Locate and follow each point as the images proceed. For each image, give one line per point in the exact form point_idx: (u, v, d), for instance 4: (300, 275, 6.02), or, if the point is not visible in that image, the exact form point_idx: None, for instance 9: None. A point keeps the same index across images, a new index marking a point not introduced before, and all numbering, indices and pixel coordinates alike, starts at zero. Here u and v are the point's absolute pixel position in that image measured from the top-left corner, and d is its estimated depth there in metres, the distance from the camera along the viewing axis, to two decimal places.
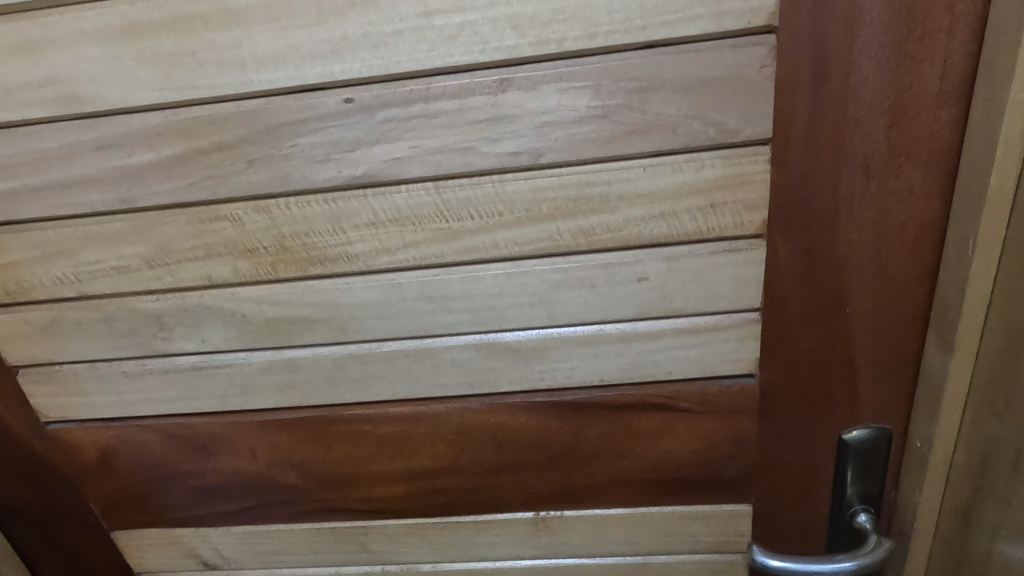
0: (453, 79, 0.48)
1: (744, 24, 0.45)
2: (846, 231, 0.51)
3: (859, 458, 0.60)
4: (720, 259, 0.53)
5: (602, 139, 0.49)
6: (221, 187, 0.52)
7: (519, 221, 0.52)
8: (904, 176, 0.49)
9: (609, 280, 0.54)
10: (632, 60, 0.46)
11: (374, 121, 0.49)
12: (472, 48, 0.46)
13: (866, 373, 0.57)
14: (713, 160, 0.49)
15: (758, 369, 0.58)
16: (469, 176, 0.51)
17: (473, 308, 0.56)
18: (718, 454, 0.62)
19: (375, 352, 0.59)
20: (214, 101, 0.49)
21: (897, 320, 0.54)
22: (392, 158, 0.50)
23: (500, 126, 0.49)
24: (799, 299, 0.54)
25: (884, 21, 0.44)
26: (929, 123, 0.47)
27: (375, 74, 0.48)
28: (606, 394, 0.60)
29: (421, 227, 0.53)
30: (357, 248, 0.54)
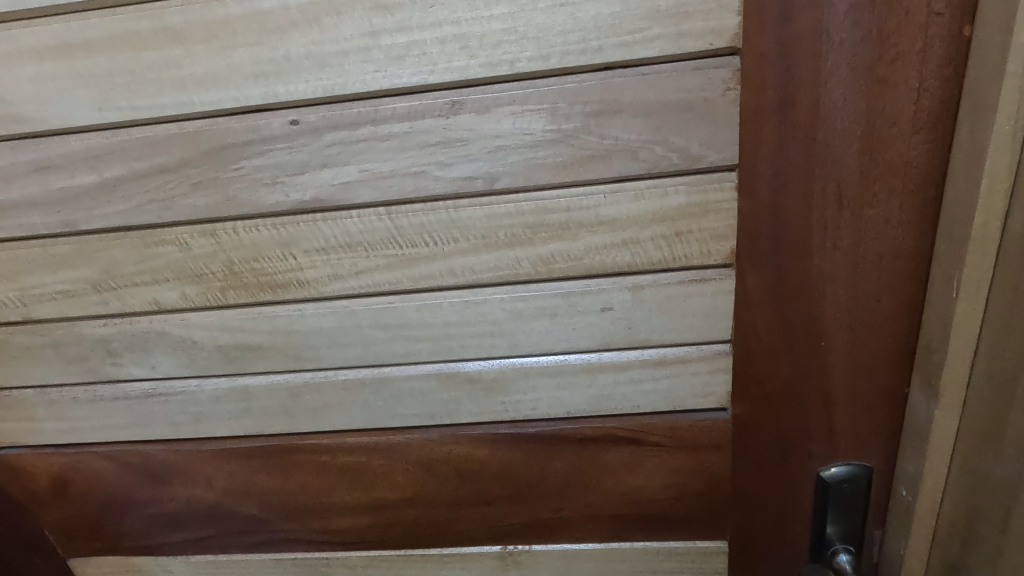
0: (401, 101, 0.45)
1: (706, 45, 0.42)
2: (820, 263, 0.48)
3: (838, 496, 0.58)
4: (687, 290, 0.50)
5: (559, 165, 0.46)
6: (165, 210, 0.50)
7: (476, 247, 0.50)
8: (879, 206, 0.46)
9: (572, 310, 0.52)
10: (589, 83, 0.44)
11: (321, 144, 0.47)
12: (421, 69, 0.44)
13: (843, 408, 0.54)
14: (677, 187, 0.47)
15: (730, 403, 0.55)
16: (422, 202, 0.49)
17: (431, 337, 0.54)
18: (691, 490, 0.59)
19: (331, 381, 0.57)
20: (157, 122, 0.47)
21: (875, 355, 0.51)
22: (341, 182, 0.48)
23: (453, 150, 0.47)
24: (771, 332, 0.51)
25: (854, 44, 0.41)
26: (903, 151, 0.44)
27: (321, 95, 0.45)
28: (572, 427, 0.57)
29: (374, 253, 0.51)
30: (310, 275, 0.52)
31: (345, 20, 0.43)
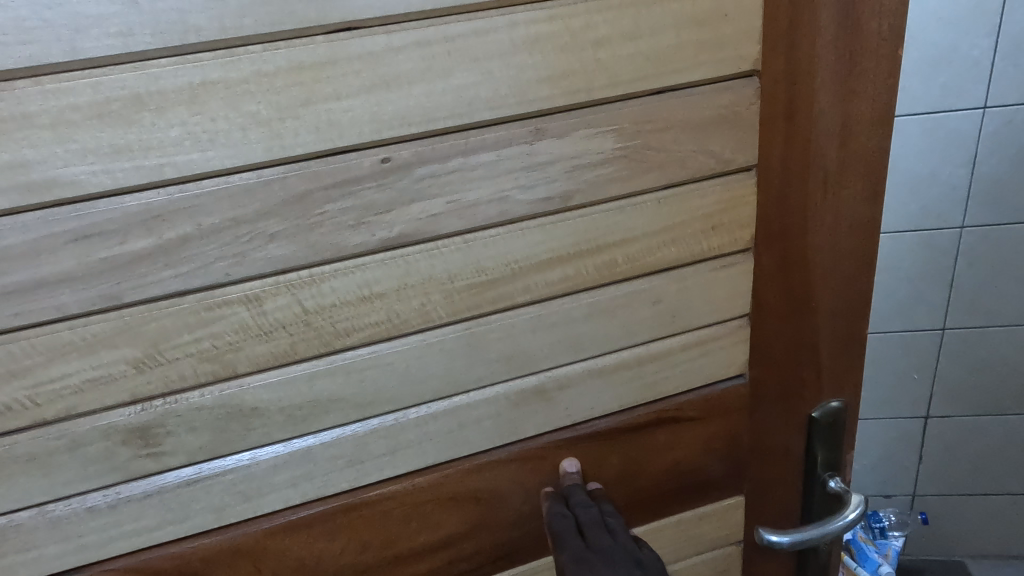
0: (491, 132, 0.48)
1: (735, 69, 0.52)
2: (813, 237, 0.60)
3: (824, 431, 0.70)
4: (717, 274, 0.59)
5: (624, 177, 0.53)
6: (235, 267, 0.47)
7: (551, 262, 0.54)
8: (851, 186, 0.59)
9: (629, 306, 0.58)
10: (649, 105, 0.51)
11: (412, 179, 0.48)
12: (510, 101, 0.48)
13: (828, 354, 0.66)
14: (713, 187, 0.56)
15: (746, 368, 0.65)
16: (502, 225, 0.52)
17: (505, 357, 0.56)
18: (717, 453, 0.69)
19: (402, 422, 0.56)
20: (233, 173, 0.45)
21: (848, 306, 0.64)
22: (428, 215, 0.49)
23: (535, 173, 0.51)
24: (779, 300, 0.62)
25: (836, 63, 0.53)
26: (866, 142, 0.57)
27: (414, 130, 0.47)
28: (625, 418, 0.63)
29: (455, 282, 0.52)
30: (387, 315, 0.52)
31: (443, 59, 0.45)
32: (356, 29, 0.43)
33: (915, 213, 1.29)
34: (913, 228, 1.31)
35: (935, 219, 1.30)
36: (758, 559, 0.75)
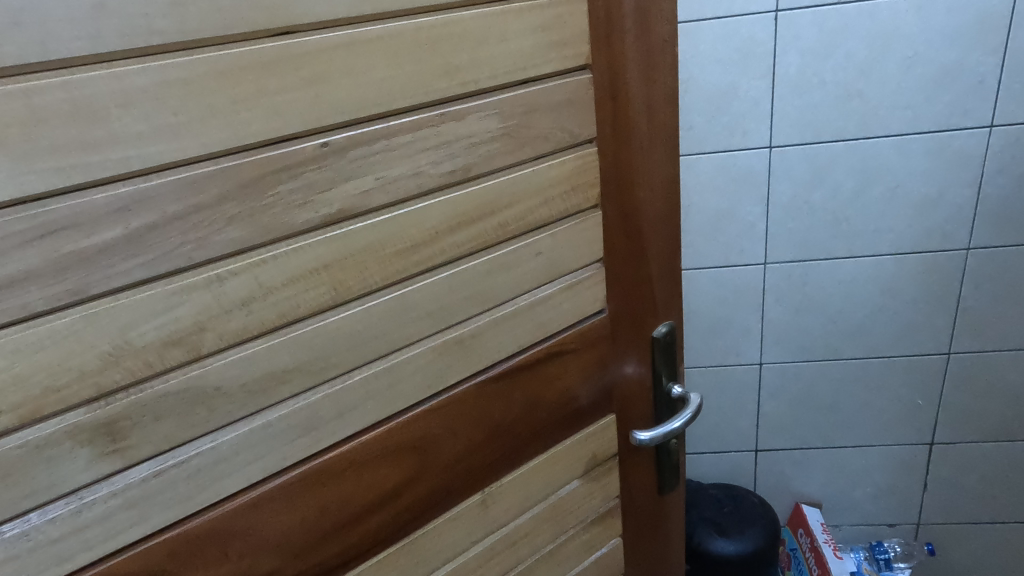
0: (407, 117, 0.58)
1: (577, 62, 0.68)
2: (639, 191, 0.78)
3: (665, 348, 0.89)
4: (578, 227, 0.75)
5: (507, 151, 0.66)
6: (197, 251, 0.51)
7: (459, 226, 0.65)
8: (659, 150, 0.78)
9: (518, 258, 0.71)
10: (519, 93, 0.65)
11: (347, 160, 0.56)
12: (421, 91, 0.58)
13: (658, 285, 0.85)
14: (569, 156, 0.71)
15: (605, 304, 0.81)
16: (419, 198, 0.61)
17: (430, 314, 0.66)
18: (593, 380, 0.84)
19: (349, 385, 0.62)
20: (194, 162, 0.49)
21: (668, 245, 0.84)
22: (360, 191, 0.58)
23: (442, 150, 0.61)
24: (621, 244, 0.79)
25: (638, 58, 0.72)
26: (665, 116, 0.77)
27: (347, 118, 0.55)
28: (525, 357, 0.75)
29: (386, 249, 0.61)
30: (333, 285, 0.58)
31: (371, 59, 0.55)
32: (296, 32, 0.51)
33: (921, 235, 1.45)
34: (917, 251, 1.47)
35: (938, 239, 1.45)
36: (631, 465, 0.93)
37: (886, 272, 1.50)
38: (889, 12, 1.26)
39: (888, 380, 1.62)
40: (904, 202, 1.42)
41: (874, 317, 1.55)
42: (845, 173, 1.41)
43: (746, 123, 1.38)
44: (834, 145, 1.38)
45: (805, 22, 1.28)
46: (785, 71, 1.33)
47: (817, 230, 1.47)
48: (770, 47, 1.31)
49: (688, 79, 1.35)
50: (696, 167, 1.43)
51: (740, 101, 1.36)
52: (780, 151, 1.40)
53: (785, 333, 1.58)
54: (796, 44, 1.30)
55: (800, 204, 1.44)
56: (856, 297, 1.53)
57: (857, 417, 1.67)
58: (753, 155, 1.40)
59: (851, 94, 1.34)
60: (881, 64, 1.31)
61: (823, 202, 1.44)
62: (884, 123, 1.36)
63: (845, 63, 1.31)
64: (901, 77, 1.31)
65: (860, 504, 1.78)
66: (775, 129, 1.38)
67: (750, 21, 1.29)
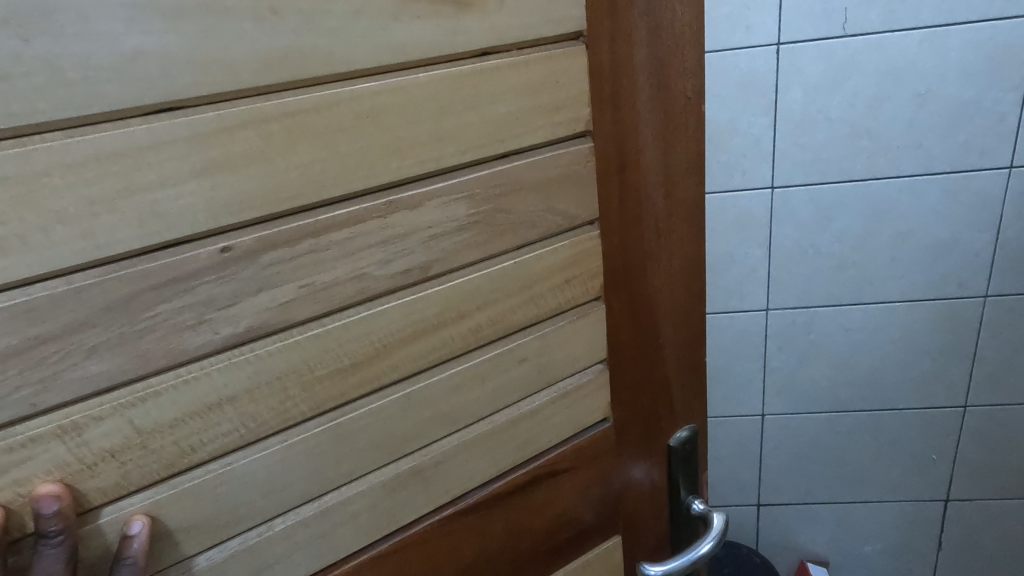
0: (341, 208, 0.44)
1: (571, 130, 0.54)
2: (652, 279, 0.64)
3: (683, 457, 0.73)
4: (573, 325, 0.61)
5: (479, 243, 0.52)
6: (42, 394, 0.38)
7: (414, 336, 0.50)
8: (678, 229, 0.64)
9: (494, 367, 0.56)
10: (497, 169, 0.51)
11: (259, 268, 0.42)
12: (361, 175, 0.44)
13: (677, 386, 0.70)
14: (563, 243, 0.57)
15: (608, 411, 0.66)
16: (360, 306, 0.47)
17: (375, 444, 0.51)
18: (593, 498, 0.69)
19: (267, 537, 0.48)
20: (33, 283, 0.36)
21: (688, 338, 0.69)
22: (278, 303, 0.43)
23: (391, 246, 0.47)
24: (630, 341, 0.65)
25: (655, 120, 0.58)
26: (686, 189, 0.62)
27: (259, 213, 0.41)
28: (504, 482, 0.61)
29: (316, 371, 0.47)
30: (240, 421, 0.45)
31: (290, 140, 0.41)
32: (182, 108, 0.37)
33: (936, 279, 1.25)
34: (931, 297, 1.27)
35: (955, 286, 1.25)
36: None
37: (898, 320, 1.30)
38: (900, 45, 1.09)
39: (903, 438, 1.40)
40: (916, 246, 1.23)
41: (885, 369, 1.34)
42: (854, 215, 1.22)
43: (746, 162, 1.20)
44: (843, 186, 1.20)
45: (810, 55, 1.11)
46: (789, 108, 1.15)
47: (824, 275, 1.27)
48: (771, 82, 1.13)
49: None
50: None
51: (741, 139, 1.18)
52: (783, 191, 1.21)
53: (787, 384, 1.38)
54: (800, 79, 1.13)
55: (806, 246, 1.25)
56: (865, 346, 1.33)
57: (867, 475, 1.45)
58: (752, 198, 1.22)
59: (859, 133, 1.16)
60: (893, 101, 1.13)
61: (829, 245, 1.25)
62: (893, 162, 1.17)
63: (851, 99, 1.13)
64: (915, 114, 1.14)
65: (873, 563, 1.54)
66: (777, 168, 1.20)
67: (754, 54, 1.12)
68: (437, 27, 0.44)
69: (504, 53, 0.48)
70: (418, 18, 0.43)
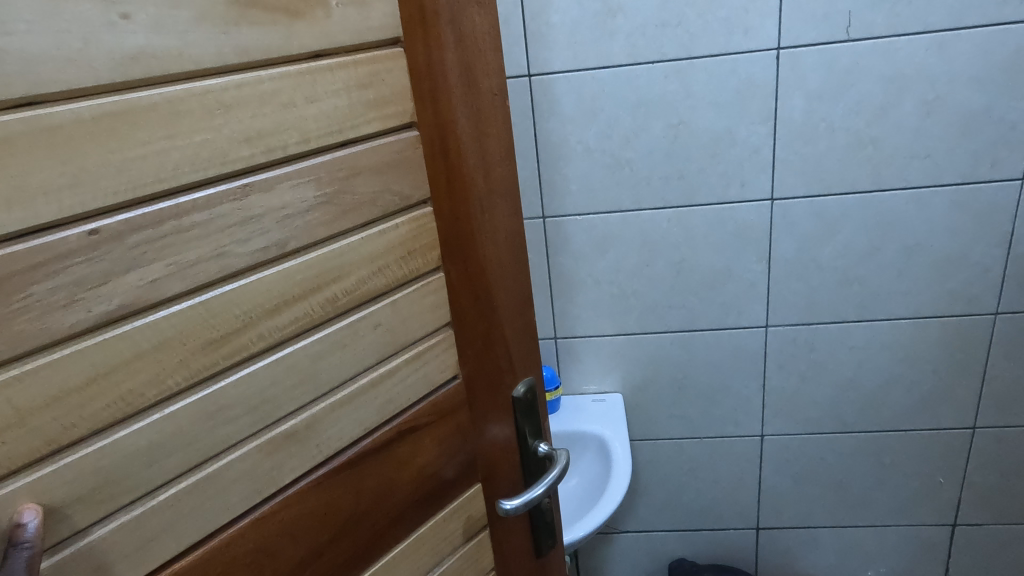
0: (199, 193, 0.45)
1: (399, 121, 0.55)
2: (484, 255, 0.65)
3: (526, 406, 0.74)
4: (418, 294, 0.60)
5: (328, 221, 0.52)
6: None
7: (279, 308, 0.51)
8: (502, 205, 0.65)
9: (354, 345, 0.56)
10: (336, 156, 0.52)
11: (127, 248, 0.43)
12: (213, 161, 0.45)
13: (518, 357, 0.72)
14: (401, 220, 0.57)
15: (459, 371, 0.66)
16: (226, 280, 0.48)
17: (250, 408, 0.51)
18: (453, 454, 0.67)
19: (153, 509, 0.47)
20: None
21: (522, 308, 0.71)
22: (147, 282, 0.44)
23: (249, 227, 0.48)
24: (471, 318, 0.65)
25: (468, 113, 0.60)
26: (503, 165, 0.64)
27: (121, 199, 0.42)
28: (371, 440, 0.59)
29: (187, 343, 0.47)
30: (120, 395, 0.44)
31: (133, 131, 0.42)
32: (42, 104, 0.38)
33: (942, 296, 1.18)
34: (938, 316, 1.20)
35: (964, 303, 1.18)
36: (501, 541, 0.76)
37: (902, 338, 1.22)
38: (906, 49, 1.04)
39: (909, 461, 1.32)
40: (924, 262, 1.16)
41: (890, 390, 1.27)
42: (857, 229, 1.16)
43: (745, 173, 1.15)
44: (847, 199, 1.14)
45: (810, 61, 1.07)
46: (790, 115, 1.10)
47: (825, 290, 1.21)
48: (771, 90, 1.09)
49: (681, 123, 1.13)
50: (688, 222, 1.19)
51: (738, 147, 1.13)
52: (783, 204, 1.16)
53: (786, 404, 1.31)
54: (802, 86, 1.08)
55: (807, 261, 1.19)
56: (868, 365, 1.25)
57: (878, 501, 1.37)
58: (751, 209, 1.17)
59: (863, 142, 1.11)
60: (897, 108, 1.08)
61: (832, 260, 1.19)
62: (898, 171, 1.12)
63: (855, 108, 1.09)
64: (920, 123, 1.09)
65: None
66: (778, 178, 1.14)
67: (750, 59, 1.07)
68: (272, 32, 0.46)
69: (334, 55, 0.51)
70: (253, 24, 0.45)
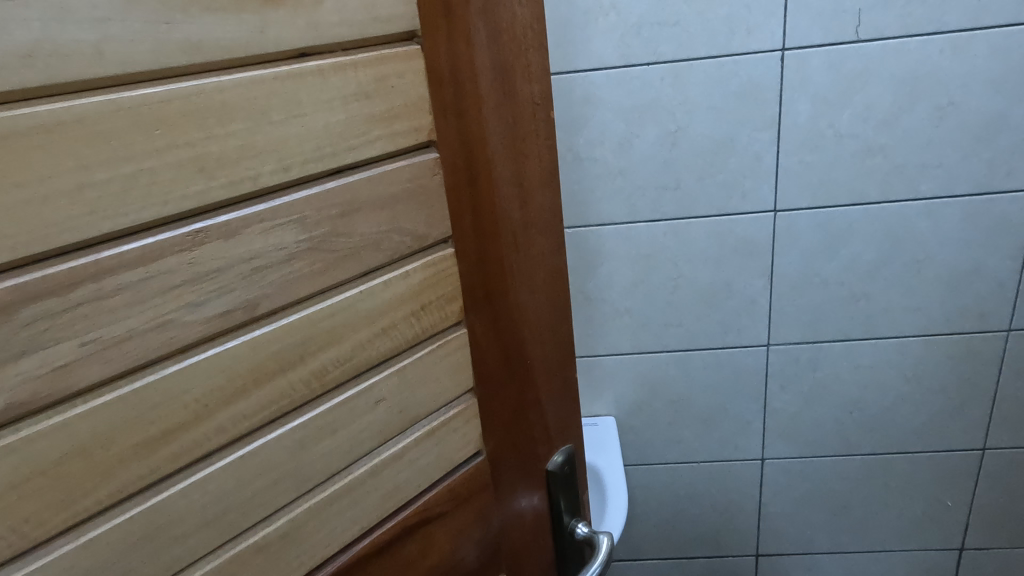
0: (128, 243, 0.33)
1: (412, 141, 0.45)
2: (516, 301, 0.55)
3: (563, 481, 0.66)
4: (437, 357, 0.51)
5: (316, 272, 0.41)
6: None
7: (244, 390, 0.39)
8: (536, 243, 0.56)
9: (348, 427, 0.45)
10: (328, 188, 0.40)
11: (19, 326, 0.30)
12: (151, 200, 0.33)
13: (547, 414, 0.63)
14: (416, 266, 0.47)
15: (484, 448, 0.57)
16: (168, 359, 0.35)
17: (205, 521, 0.39)
18: (471, 543, 0.58)
19: None
20: None
21: (555, 358, 0.62)
22: (52, 369, 0.31)
23: (200, 287, 0.36)
24: (499, 374, 0.56)
25: (502, 130, 0.50)
26: (540, 198, 0.55)
27: (8, 257, 0.29)
28: (370, 542, 0.48)
29: (114, 448, 0.34)
30: (10, 525, 0.32)
31: (27, 160, 0.29)
32: None
33: (954, 313, 1.13)
34: (950, 332, 1.14)
35: (976, 319, 1.13)
36: None
37: (911, 357, 1.17)
38: (920, 51, 0.96)
39: (914, 481, 1.27)
40: (934, 278, 1.10)
41: (896, 409, 1.21)
42: (865, 242, 1.08)
43: (745, 183, 1.04)
44: (853, 210, 1.06)
45: (817, 63, 0.96)
46: (795, 122, 1.00)
47: (829, 307, 1.13)
48: (775, 94, 0.98)
49: (678, 130, 1.01)
50: (686, 235, 1.08)
51: (739, 155, 1.03)
52: (787, 216, 1.06)
53: (788, 427, 1.24)
54: (809, 89, 0.98)
55: (811, 277, 1.11)
56: (874, 385, 1.19)
57: (881, 523, 1.32)
58: (754, 221, 1.07)
59: (872, 150, 1.02)
60: (910, 114, 0.99)
61: (837, 274, 1.10)
62: (910, 183, 1.03)
63: (865, 114, 0.99)
64: (933, 131, 1.00)
65: None
66: (781, 189, 1.04)
67: (753, 60, 0.97)
68: (235, 24, 0.34)
69: (326, 54, 0.39)
70: (211, 13, 0.33)
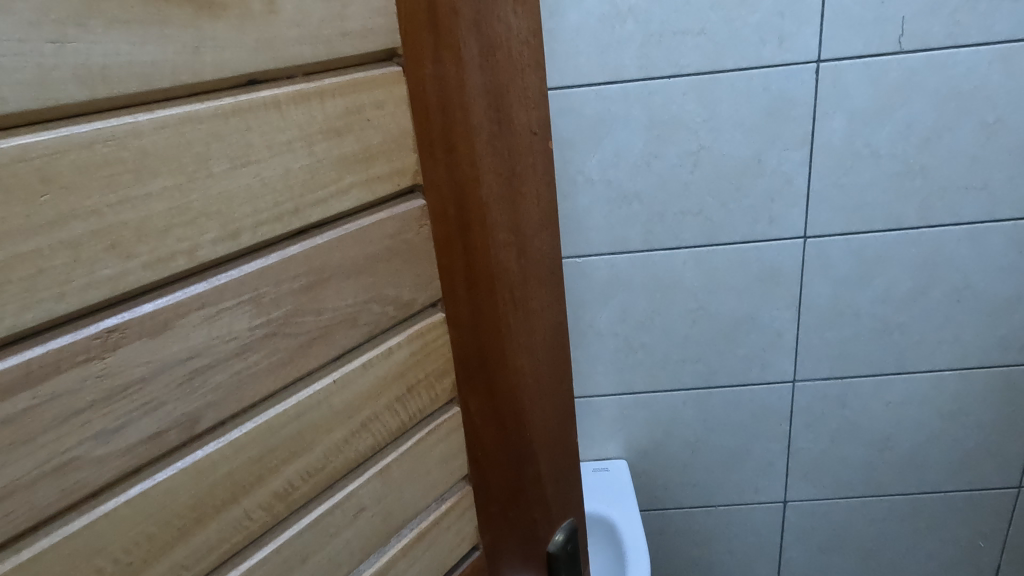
0: (14, 361, 0.26)
1: (393, 187, 0.38)
2: (514, 366, 0.47)
3: (567, 561, 0.57)
4: (425, 446, 0.44)
5: (276, 366, 0.35)
6: None
7: (189, 527, 0.33)
8: (537, 296, 0.47)
9: (320, 551, 0.39)
10: (290, 254, 0.34)
11: None
12: (46, 299, 0.26)
13: (551, 489, 0.54)
14: (399, 340, 0.41)
15: (477, 535, 0.49)
16: (83, 504, 0.29)
17: None
18: None
19: None
20: None
21: (558, 426, 0.53)
22: None
23: (115, 407, 0.29)
24: (495, 450, 0.48)
25: (497, 168, 0.42)
26: (540, 243, 0.46)
27: None
28: None
29: None
30: None
31: None
32: None
33: (992, 345, 1.04)
34: (987, 365, 1.05)
35: (1016, 351, 1.04)
36: None
37: (947, 393, 1.08)
38: (968, 63, 0.87)
39: (946, 523, 1.18)
40: (973, 308, 1.01)
41: (930, 448, 1.12)
42: (902, 270, 0.99)
43: (774, 208, 0.95)
44: (889, 236, 0.97)
45: (854, 76, 0.88)
46: (829, 141, 0.91)
47: (861, 339, 1.04)
48: (809, 109, 0.89)
49: (701, 149, 0.92)
50: (708, 264, 0.99)
51: (766, 176, 0.93)
52: (819, 242, 0.97)
53: (813, 467, 1.14)
54: (846, 105, 0.89)
55: (842, 308, 1.02)
56: (906, 423, 1.10)
57: (911, 568, 1.23)
58: (781, 248, 0.98)
59: (912, 171, 0.93)
60: (955, 131, 0.90)
61: (870, 306, 1.01)
62: (952, 206, 0.95)
63: (906, 131, 0.90)
64: (979, 149, 0.91)
65: None
66: (812, 214, 0.95)
67: (784, 73, 0.88)
68: (156, 45, 0.28)
69: (283, 81, 0.32)
70: (129, 26, 0.27)
